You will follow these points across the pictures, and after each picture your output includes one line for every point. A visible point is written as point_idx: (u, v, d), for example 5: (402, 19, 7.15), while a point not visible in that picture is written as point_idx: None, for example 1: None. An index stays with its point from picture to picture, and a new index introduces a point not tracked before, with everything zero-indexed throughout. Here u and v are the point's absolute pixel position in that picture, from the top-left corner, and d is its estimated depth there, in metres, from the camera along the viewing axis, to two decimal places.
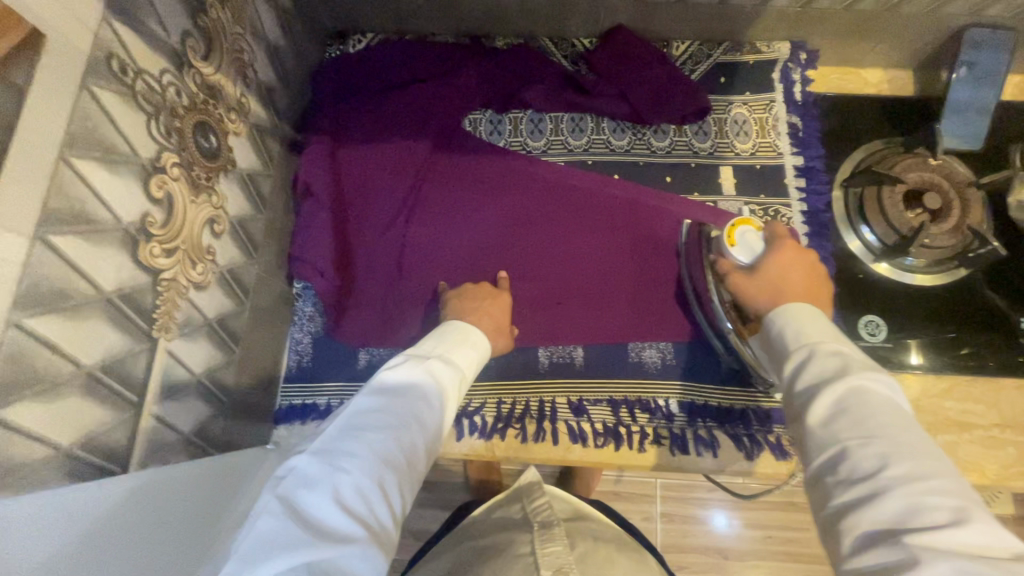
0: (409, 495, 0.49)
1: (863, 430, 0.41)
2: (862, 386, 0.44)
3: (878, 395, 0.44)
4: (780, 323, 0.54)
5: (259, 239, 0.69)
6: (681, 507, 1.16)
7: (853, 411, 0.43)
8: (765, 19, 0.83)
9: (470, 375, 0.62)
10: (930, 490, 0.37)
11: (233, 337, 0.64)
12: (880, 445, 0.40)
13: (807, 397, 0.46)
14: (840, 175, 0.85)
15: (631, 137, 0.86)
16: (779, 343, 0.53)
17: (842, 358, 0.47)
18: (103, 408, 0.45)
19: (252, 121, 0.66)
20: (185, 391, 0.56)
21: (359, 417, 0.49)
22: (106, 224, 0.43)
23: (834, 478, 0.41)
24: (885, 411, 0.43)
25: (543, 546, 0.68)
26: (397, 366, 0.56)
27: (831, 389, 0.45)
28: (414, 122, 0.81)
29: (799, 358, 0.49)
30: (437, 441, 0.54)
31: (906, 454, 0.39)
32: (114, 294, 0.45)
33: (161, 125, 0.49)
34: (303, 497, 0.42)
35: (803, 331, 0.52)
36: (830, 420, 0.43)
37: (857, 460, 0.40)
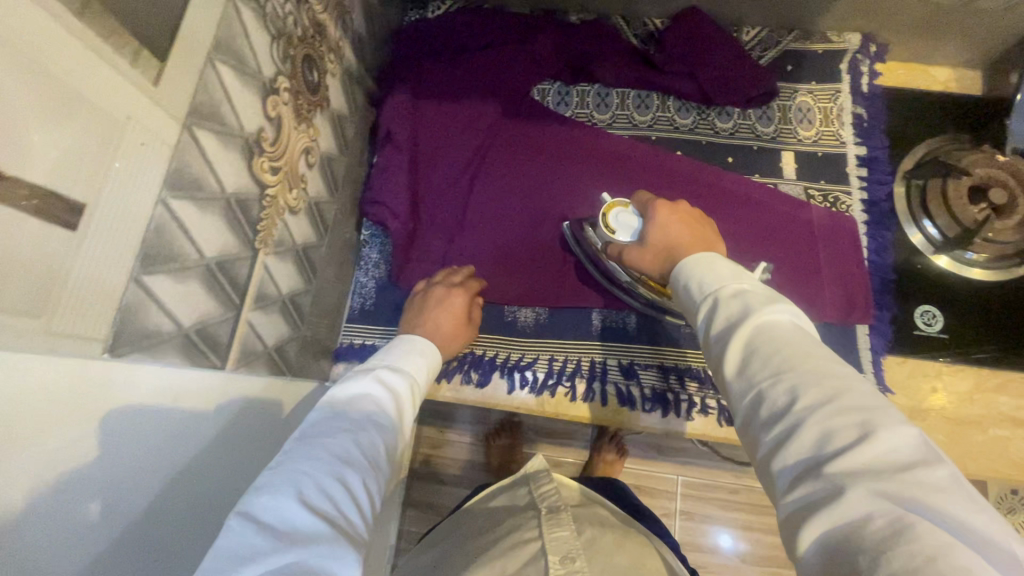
0: (376, 497, 0.47)
1: (771, 367, 0.40)
2: (767, 322, 0.42)
3: (783, 326, 0.42)
4: (685, 279, 0.51)
5: (340, 180, 0.73)
6: (699, 506, 1.14)
7: (760, 350, 0.41)
8: (839, 8, 0.84)
9: (420, 383, 0.61)
10: (834, 413, 0.35)
11: (312, 267, 0.67)
12: (788, 380, 0.38)
13: (719, 346, 0.44)
14: (905, 166, 0.86)
15: (695, 117, 0.88)
16: (686, 298, 0.50)
17: (743, 298, 0.45)
18: (214, 302, 0.48)
19: (345, 66, 0.69)
20: (272, 307, 0.59)
21: (314, 428, 0.48)
22: (233, 129, 0.47)
23: (757, 423, 0.39)
24: (788, 340, 0.41)
25: (550, 530, 0.65)
26: (345, 382, 0.54)
27: (737, 332, 0.43)
28: (488, 85, 0.84)
29: (706, 308, 0.47)
30: (397, 445, 0.53)
31: (815, 381, 0.37)
32: (233, 196, 0.48)
33: (280, 50, 0.52)
34: (258, 504, 0.39)
35: (705, 281, 0.48)
36: (740, 364, 0.42)
37: (770, 399, 0.38)
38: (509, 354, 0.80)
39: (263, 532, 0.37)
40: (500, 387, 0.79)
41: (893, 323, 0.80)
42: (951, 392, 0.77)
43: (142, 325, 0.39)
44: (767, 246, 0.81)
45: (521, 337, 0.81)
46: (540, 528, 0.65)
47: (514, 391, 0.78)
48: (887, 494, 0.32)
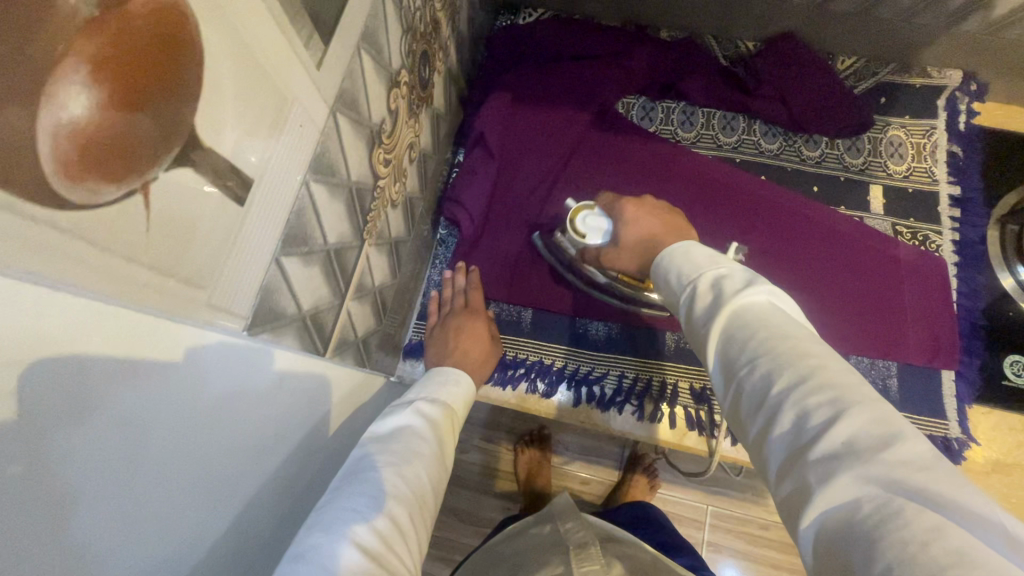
0: (422, 531, 0.45)
1: (748, 351, 0.37)
2: (735, 308, 0.40)
3: (755, 309, 0.40)
4: (666, 273, 0.49)
5: (429, 176, 0.73)
6: (730, 540, 1.09)
7: (736, 340, 0.39)
8: (944, 44, 0.82)
9: (458, 414, 0.59)
10: (810, 390, 0.33)
11: (398, 261, 0.67)
12: (765, 362, 0.36)
13: (701, 337, 0.42)
14: (998, 209, 0.84)
15: (782, 142, 0.86)
16: (671, 291, 0.48)
17: (720, 287, 0.43)
18: (327, 288, 0.47)
19: (449, 64, 0.70)
20: (366, 298, 0.58)
21: (355, 466, 0.46)
22: (364, 118, 0.47)
23: (744, 410, 0.37)
24: (760, 321, 0.39)
25: (579, 571, 0.62)
26: (383, 417, 0.53)
27: (711, 323, 0.41)
28: (579, 95, 0.83)
29: (687, 302, 0.45)
30: (441, 477, 0.51)
31: (787, 362, 0.35)
32: (355, 186, 0.48)
33: (406, 44, 0.53)
34: (312, 544, 0.38)
35: (684, 272, 0.47)
36: (722, 353, 0.40)
37: (749, 390, 0.36)
38: (578, 366, 0.78)
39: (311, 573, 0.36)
40: (566, 399, 0.77)
41: (981, 371, 0.77)
42: None
43: (273, 305, 0.39)
44: (851, 280, 0.79)
45: (591, 349, 0.79)
46: (568, 569, 0.62)
47: (580, 404, 0.76)
48: (878, 470, 0.29)
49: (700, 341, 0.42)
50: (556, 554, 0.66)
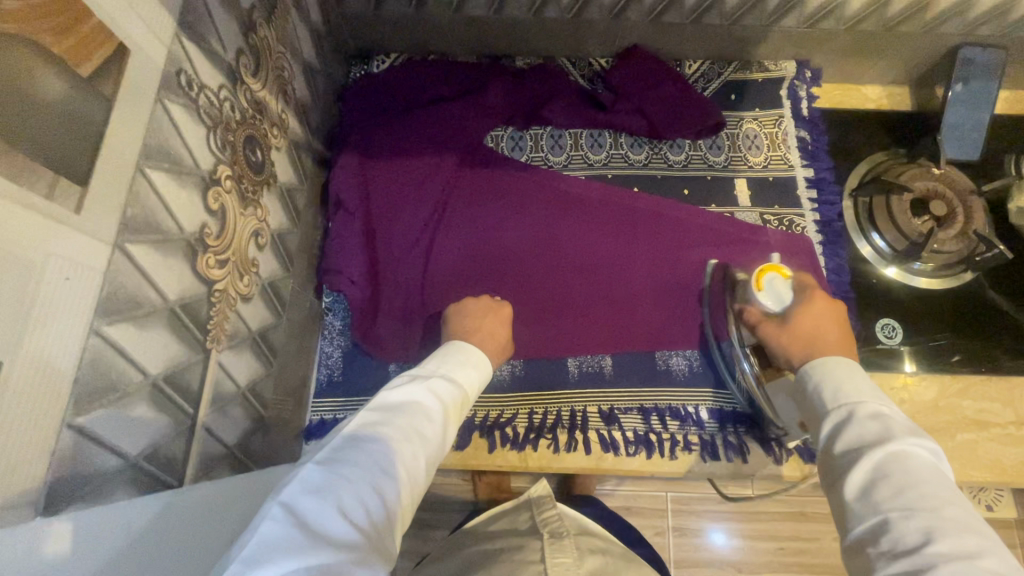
0: (407, 509, 0.48)
1: (904, 501, 0.42)
2: (903, 451, 0.45)
3: (923, 462, 0.45)
4: (818, 379, 0.56)
5: (295, 252, 0.70)
6: (690, 521, 1.13)
7: (894, 480, 0.44)
8: (774, 38, 0.86)
9: (470, 396, 0.62)
10: (975, 569, 0.37)
11: (271, 350, 0.64)
12: (922, 518, 0.41)
13: (845, 461, 0.47)
14: (847, 185, 0.89)
15: (648, 151, 0.89)
16: (815, 404, 0.55)
17: (884, 421, 0.48)
18: (165, 419, 0.44)
19: (291, 136, 0.67)
20: (231, 404, 0.55)
21: (365, 430, 0.49)
22: (171, 233, 0.44)
23: (874, 549, 0.41)
24: (928, 481, 0.43)
25: (551, 555, 0.62)
26: (393, 390, 0.55)
27: (863, 456, 0.46)
28: (441, 139, 0.82)
29: (836, 419, 0.51)
30: (437, 458, 0.54)
31: (953, 529, 0.40)
32: (176, 303, 0.45)
33: (218, 139, 0.50)
34: (306, 505, 0.41)
35: (841, 391, 0.53)
36: (862, 490, 0.45)
37: (900, 532, 0.41)
38: (487, 412, 0.78)
39: (300, 527, 0.39)
40: (480, 447, 0.76)
41: (858, 340, 0.82)
42: (920, 402, 0.79)
43: (77, 472, 0.35)
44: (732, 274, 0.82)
45: (497, 392, 0.79)
46: (542, 552, 0.63)
47: (495, 450, 0.75)
48: None
49: (839, 455, 0.48)
50: (528, 543, 0.66)
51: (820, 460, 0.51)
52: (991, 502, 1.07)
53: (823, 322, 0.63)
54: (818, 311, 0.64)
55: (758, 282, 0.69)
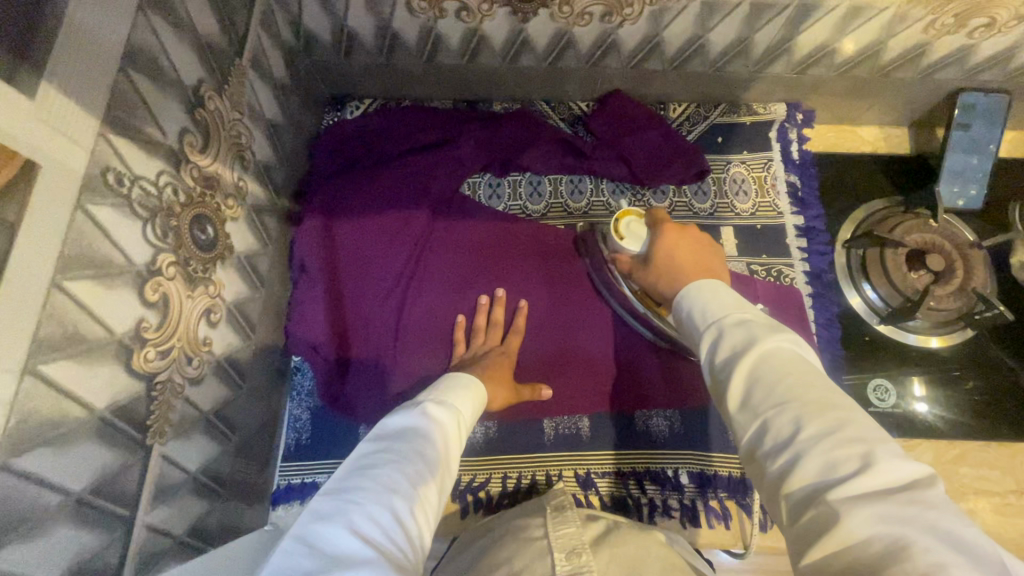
0: (426, 532, 0.45)
1: (778, 396, 0.37)
2: (765, 347, 0.40)
3: (783, 351, 0.40)
4: (688, 307, 0.49)
5: (257, 318, 0.68)
6: None
7: (764, 379, 0.39)
8: (761, 83, 0.82)
9: (467, 420, 0.60)
10: (838, 441, 0.34)
11: (229, 423, 0.62)
12: (794, 407, 0.36)
13: (721, 379, 0.41)
14: (840, 235, 0.84)
15: (630, 198, 0.85)
16: (689, 327, 0.48)
17: (748, 327, 0.43)
18: (92, 531, 0.42)
19: (250, 201, 0.65)
20: (180, 491, 0.54)
21: (367, 458, 0.48)
22: (99, 341, 0.42)
23: (762, 451, 0.37)
24: (788, 364, 0.39)
25: (556, 527, 0.54)
26: (393, 422, 0.54)
27: (734, 364, 0.40)
28: (411, 193, 0.79)
29: (712, 337, 0.44)
30: (447, 481, 0.51)
31: (817, 409, 0.36)
32: (106, 410, 0.43)
33: (158, 228, 0.48)
34: (317, 532, 0.39)
35: (708, 310, 0.46)
36: (738, 398, 0.40)
37: (773, 429, 0.36)
38: (460, 476, 0.75)
39: (313, 552, 0.37)
40: (453, 512, 0.74)
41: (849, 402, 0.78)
42: None
43: None
44: None
45: (470, 456, 0.76)
46: (547, 526, 0.55)
47: (467, 515, 0.73)
48: (888, 514, 0.30)
49: (717, 372, 0.42)
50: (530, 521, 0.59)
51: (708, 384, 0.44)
52: None
53: (683, 248, 0.59)
54: (672, 238, 0.61)
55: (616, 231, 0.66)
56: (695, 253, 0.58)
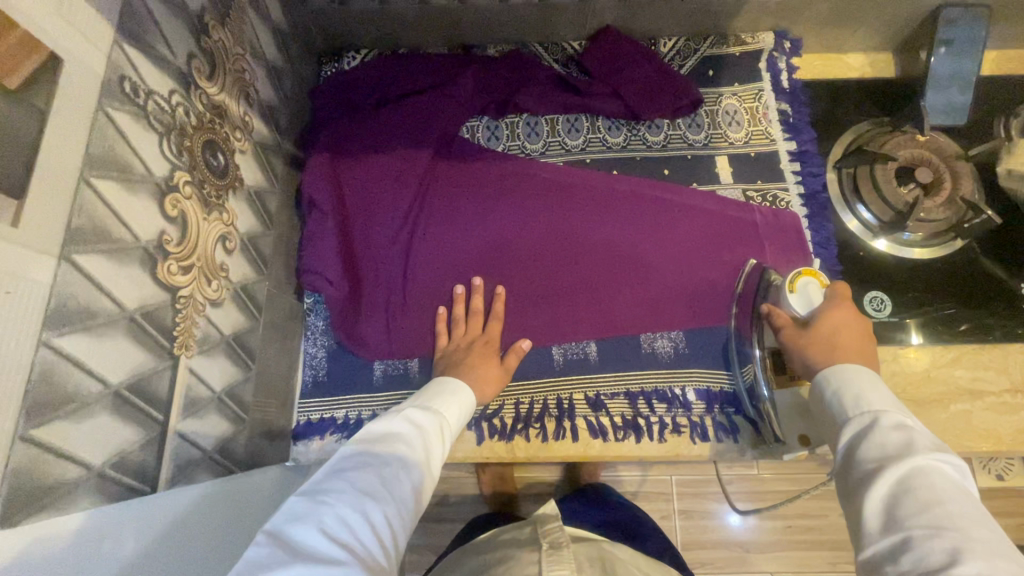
0: (400, 533, 0.47)
1: (928, 520, 0.39)
2: (928, 466, 0.42)
3: (945, 479, 0.42)
4: (834, 387, 0.53)
5: (269, 255, 0.70)
6: (697, 503, 1.13)
7: (917, 494, 0.41)
8: (748, 11, 0.84)
9: (452, 424, 0.62)
10: None
11: (249, 353, 0.64)
12: (950, 538, 0.38)
13: (861, 476, 0.44)
14: (831, 157, 0.86)
15: (626, 134, 0.86)
16: (833, 410, 0.52)
17: (909, 431, 0.45)
18: (131, 427, 0.44)
19: (257, 139, 0.66)
20: (207, 409, 0.55)
21: (347, 459, 0.50)
22: (126, 242, 0.44)
23: (894, 570, 0.39)
24: (948, 496, 0.40)
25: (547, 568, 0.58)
26: (377, 421, 0.56)
27: (884, 469, 0.43)
28: (413, 132, 0.80)
29: (859, 429, 0.48)
30: (427, 482, 0.53)
31: (980, 553, 0.37)
32: (137, 311, 0.44)
33: (172, 145, 0.50)
34: (289, 530, 0.42)
35: (863, 399, 0.50)
36: (876, 506, 0.42)
37: (921, 551, 0.38)
38: None
39: (280, 549, 0.40)
40: (469, 439, 0.77)
41: None
42: (911, 374, 0.78)
43: (37, 484, 0.36)
44: (714, 254, 0.81)
45: None
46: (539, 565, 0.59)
47: (483, 442, 0.76)
48: None
49: (857, 469, 0.45)
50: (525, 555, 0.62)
51: (839, 470, 0.47)
52: (1002, 470, 1.06)
53: (846, 329, 0.61)
54: (841, 317, 0.62)
55: (791, 284, 0.68)
56: (857, 340, 0.60)
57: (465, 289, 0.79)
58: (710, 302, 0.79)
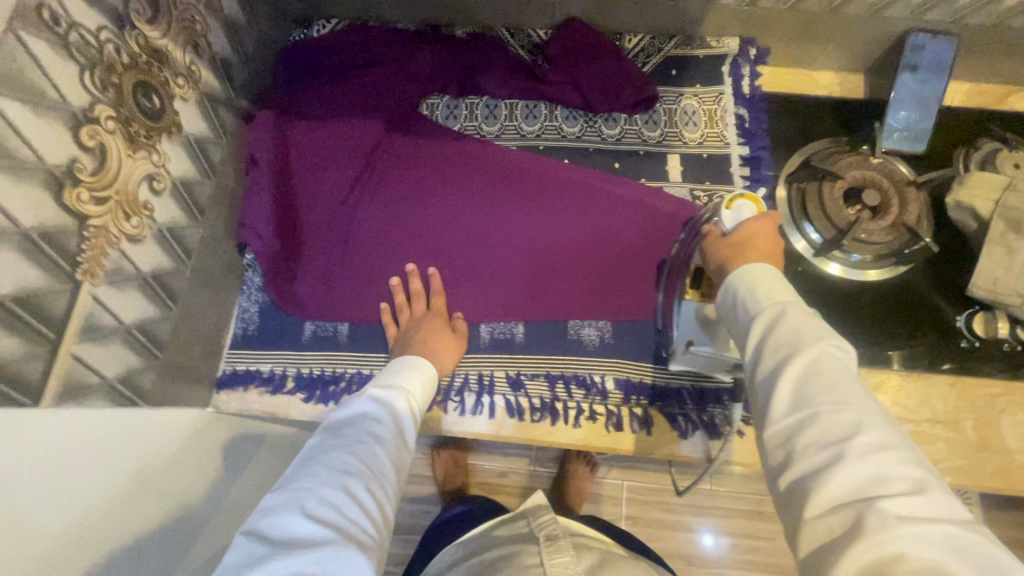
0: (386, 503, 0.53)
1: (836, 396, 0.44)
2: (830, 349, 0.47)
3: (840, 361, 0.47)
4: (749, 287, 0.56)
5: (206, 203, 0.72)
6: None
7: (826, 376, 0.45)
8: (715, 15, 0.84)
9: (417, 399, 0.66)
10: (896, 460, 0.40)
11: (171, 294, 0.67)
12: (853, 411, 0.42)
13: (775, 364, 0.48)
14: (784, 170, 0.85)
15: (583, 124, 0.87)
16: (746, 304, 0.55)
17: (815, 320, 0.49)
18: (15, 339, 0.46)
19: (203, 89, 0.68)
20: (112, 339, 0.57)
21: (317, 447, 0.55)
22: (27, 162, 0.45)
23: (802, 440, 0.43)
24: (846, 375, 0.45)
25: (551, 558, 0.70)
26: (344, 406, 0.61)
27: (791, 356, 0.47)
28: (367, 102, 0.82)
29: (771, 316, 0.51)
30: (399, 454, 0.58)
31: (875, 422, 0.42)
32: (34, 230, 0.47)
33: (96, 79, 0.51)
34: (271, 519, 0.47)
35: (778, 292, 0.54)
36: (784, 391, 0.46)
37: (829, 424, 0.42)
38: None
39: (264, 541, 0.45)
40: None
41: None
42: None
43: None
44: (652, 250, 0.82)
45: None
46: (541, 555, 0.71)
47: None
48: (935, 541, 0.36)
49: (767, 361, 0.49)
50: (525, 547, 0.74)
51: (753, 362, 0.51)
52: None
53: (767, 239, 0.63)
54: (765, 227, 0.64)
55: (728, 203, 0.69)
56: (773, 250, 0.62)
57: (416, 270, 0.80)
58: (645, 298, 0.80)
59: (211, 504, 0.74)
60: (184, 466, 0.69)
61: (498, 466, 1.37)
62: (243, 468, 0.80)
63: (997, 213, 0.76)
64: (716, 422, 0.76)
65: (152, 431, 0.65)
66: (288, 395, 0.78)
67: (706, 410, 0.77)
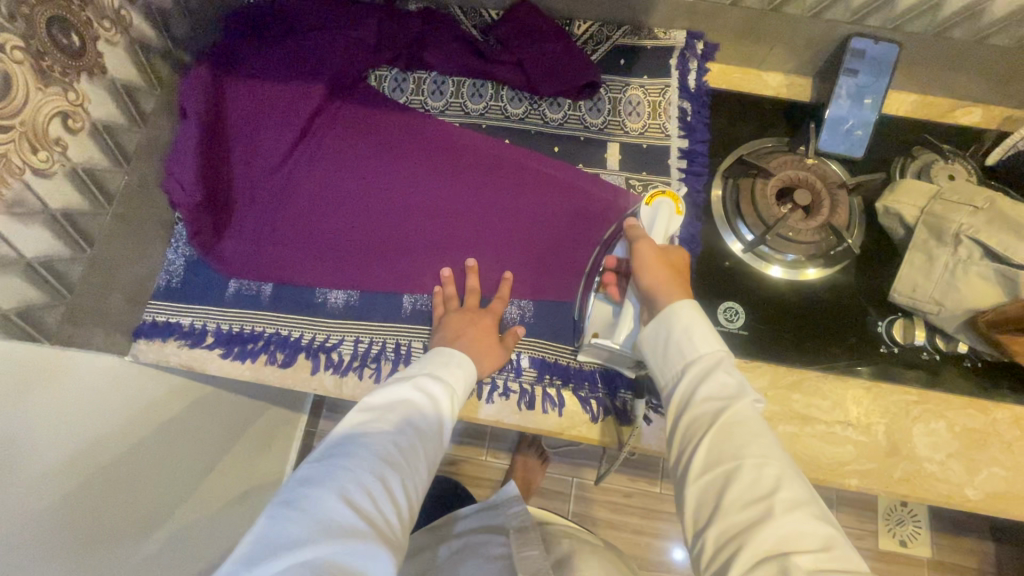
0: (415, 503, 0.52)
1: (756, 453, 0.50)
2: (746, 407, 0.53)
3: (755, 416, 0.53)
4: (678, 330, 0.60)
5: (134, 152, 0.75)
6: None
7: (740, 437, 0.51)
8: (661, 7, 0.85)
9: (461, 392, 0.63)
10: (807, 515, 0.46)
11: (86, 236, 0.68)
12: (770, 469, 0.49)
13: (700, 423, 0.53)
14: (721, 168, 0.85)
15: (527, 106, 0.87)
16: (674, 351, 0.59)
17: (735, 377, 0.56)
18: None
19: (133, 35, 0.72)
20: (9, 269, 0.60)
21: (357, 429, 0.53)
22: None
23: (728, 497, 0.48)
24: (760, 433, 0.52)
25: (519, 549, 0.61)
26: (387, 387, 0.58)
27: (718, 414, 0.53)
28: (307, 69, 0.84)
29: (698, 372, 0.57)
30: (434, 450, 0.56)
31: (789, 481, 0.48)
32: None
33: (3, 7, 0.53)
34: (306, 502, 0.46)
35: (705, 341, 0.58)
36: (708, 447, 0.52)
37: (750, 482, 0.48)
38: (316, 334, 0.77)
39: (303, 526, 0.44)
40: (304, 368, 0.76)
41: None
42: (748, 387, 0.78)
43: None
44: (580, 233, 0.82)
45: (328, 318, 0.78)
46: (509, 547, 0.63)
47: (315, 371, 0.75)
48: None
49: (698, 413, 0.54)
50: (494, 539, 0.67)
51: (682, 408, 0.56)
52: None
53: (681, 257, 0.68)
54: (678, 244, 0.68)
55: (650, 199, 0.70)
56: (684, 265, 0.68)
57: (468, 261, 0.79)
58: (569, 279, 0.80)
59: (187, 475, 0.84)
60: (158, 442, 0.78)
61: (447, 453, 1.37)
62: (209, 446, 0.89)
63: (921, 220, 0.76)
64: (629, 408, 0.75)
65: (140, 408, 0.76)
66: (207, 350, 0.77)
67: (620, 395, 0.75)
